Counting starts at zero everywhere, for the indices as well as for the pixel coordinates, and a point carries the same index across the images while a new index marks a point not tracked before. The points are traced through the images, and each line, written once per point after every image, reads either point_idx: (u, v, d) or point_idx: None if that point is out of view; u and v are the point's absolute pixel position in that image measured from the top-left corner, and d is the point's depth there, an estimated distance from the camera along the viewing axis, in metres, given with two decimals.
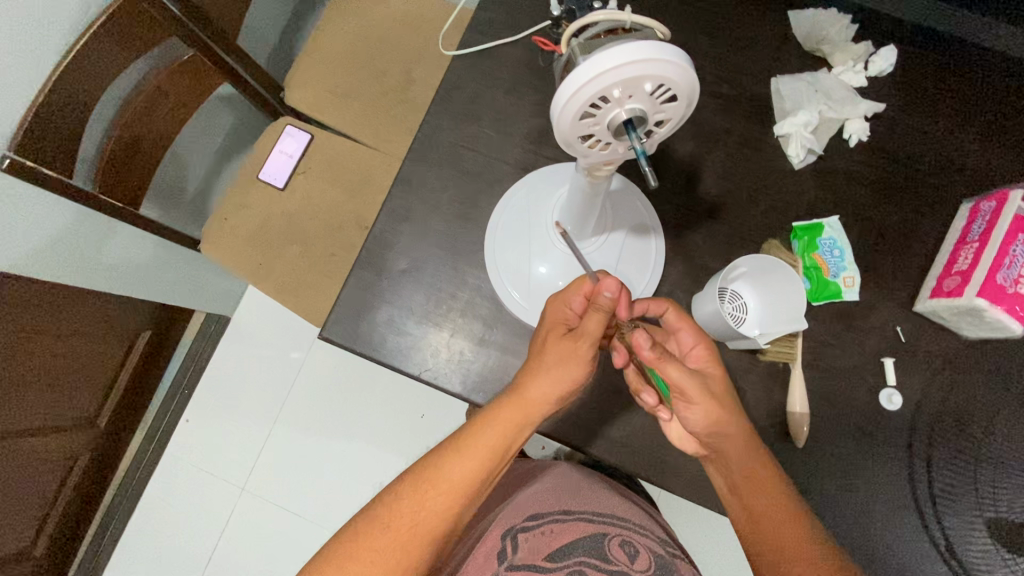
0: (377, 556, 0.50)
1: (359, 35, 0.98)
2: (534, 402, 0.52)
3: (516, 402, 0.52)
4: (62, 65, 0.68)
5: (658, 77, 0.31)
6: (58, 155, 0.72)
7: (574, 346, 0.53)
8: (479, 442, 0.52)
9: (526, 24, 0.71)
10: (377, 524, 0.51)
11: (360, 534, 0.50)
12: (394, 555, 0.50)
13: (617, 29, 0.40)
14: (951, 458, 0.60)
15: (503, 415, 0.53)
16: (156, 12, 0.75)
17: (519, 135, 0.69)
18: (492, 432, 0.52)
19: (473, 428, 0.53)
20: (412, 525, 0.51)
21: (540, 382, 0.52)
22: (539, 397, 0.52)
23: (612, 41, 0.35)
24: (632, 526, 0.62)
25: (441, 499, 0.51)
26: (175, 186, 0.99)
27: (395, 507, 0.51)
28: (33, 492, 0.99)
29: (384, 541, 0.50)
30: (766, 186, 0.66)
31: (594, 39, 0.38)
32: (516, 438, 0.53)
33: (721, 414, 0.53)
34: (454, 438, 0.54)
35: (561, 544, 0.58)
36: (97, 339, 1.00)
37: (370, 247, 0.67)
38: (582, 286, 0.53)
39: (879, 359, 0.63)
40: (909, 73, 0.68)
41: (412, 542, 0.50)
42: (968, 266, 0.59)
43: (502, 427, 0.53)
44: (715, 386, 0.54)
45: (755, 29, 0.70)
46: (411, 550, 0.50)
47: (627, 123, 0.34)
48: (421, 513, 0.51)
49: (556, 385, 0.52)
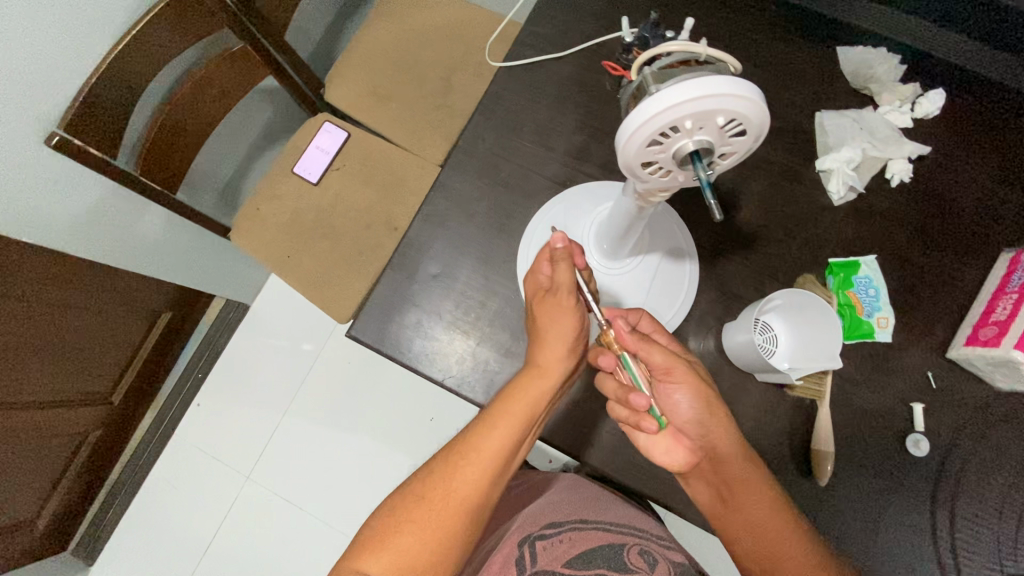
0: (414, 527, 0.51)
1: (403, 39, 0.99)
2: (551, 364, 0.54)
3: (536, 368, 0.54)
4: (116, 49, 0.69)
5: (733, 111, 0.32)
6: (104, 137, 0.73)
7: (561, 302, 0.54)
8: (507, 409, 0.53)
9: (574, 41, 0.72)
10: (413, 497, 0.52)
11: (397, 509, 0.52)
12: (430, 526, 0.51)
13: (691, 61, 0.40)
14: (975, 510, 0.59)
15: (528, 382, 0.54)
16: (212, 4, 0.76)
17: (560, 150, 0.69)
18: (518, 398, 0.53)
19: (500, 398, 0.54)
20: (447, 497, 0.52)
21: (552, 342, 0.54)
22: (555, 358, 0.54)
23: (687, 73, 0.36)
24: (651, 538, 0.60)
25: (474, 470, 0.52)
26: (210, 173, 1.00)
27: (430, 481, 0.53)
28: (42, 464, 1.00)
29: (420, 512, 0.51)
30: (804, 220, 0.66)
31: (666, 70, 0.39)
32: (542, 406, 0.54)
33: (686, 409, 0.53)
34: (483, 411, 0.55)
35: (580, 551, 0.57)
36: (118, 317, 1.01)
37: (403, 250, 0.67)
38: (541, 253, 0.54)
39: (909, 403, 0.62)
40: (956, 118, 0.67)
41: (447, 513, 0.51)
42: (1005, 317, 0.58)
43: (528, 393, 0.53)
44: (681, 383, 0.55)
45: (803, 62, 0.70)
46: (447, 522, 0.51)
47: (694, 153, 0.35)
48: (453, 485, 0.52)
49: (564, 340, 0.54)
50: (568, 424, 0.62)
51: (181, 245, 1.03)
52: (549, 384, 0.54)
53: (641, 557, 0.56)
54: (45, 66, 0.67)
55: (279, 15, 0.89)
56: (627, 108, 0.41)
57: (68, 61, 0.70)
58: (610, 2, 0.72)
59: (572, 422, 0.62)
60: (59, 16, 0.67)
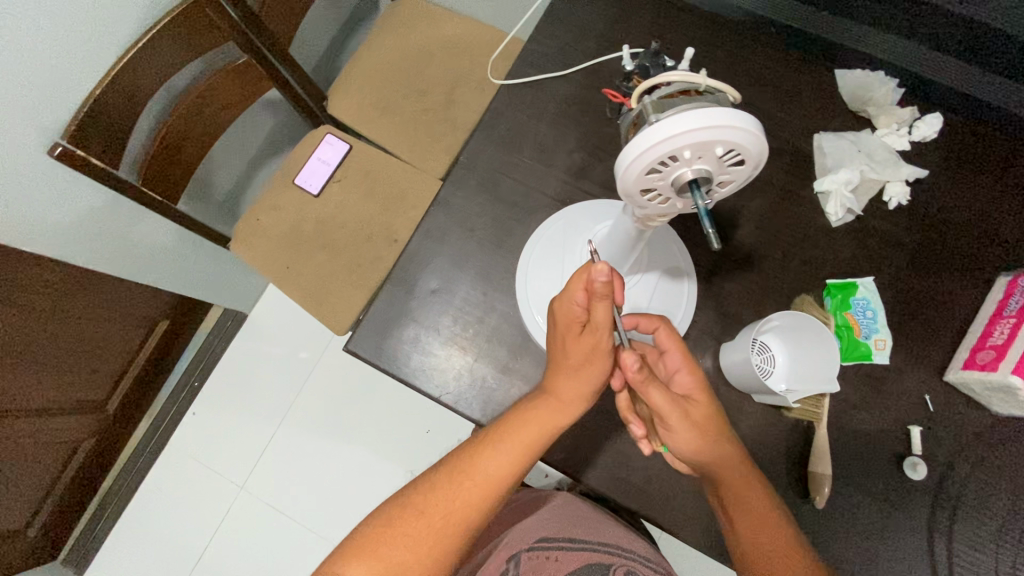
0: (409, 541, 0.50)
1: (407, 54, 1.00)
2: (568, 404, 0.52)
3: (552, 401, 0.52)
4: (120, 62, 0.69)
5: (733, 142, 0.32)
6: (108, 146, 0.73)
7: (593, 344, 0.50)
8: (518, 437, 0.52)
9: (576, 61, 0.72)
10: (411, 510, 0.51)
11: (392, 520, 0.51)
12: (426, 542, 0.50)
13: (689, 90, 0.41)
14: (974, 536, 0.58)
15: (544, 415, 0.52)
16: (218, 18, 0.76)
17: (560, 168, 0.70)
18: (531, 429, 0.52)
19: (513, 422, 0.52)
20: (447, 514, 0.51)
21: (570, 378, 0.52)
22: (574, 394, 0.52)
23: (685, 102, 0.36)
24: (640, 559, 0.61)
25: (476, 491, 0.51)
26: (211, 182, 1.00)
27: (430, 496, 0.52)
28: (36, 471, 1.00)
29: (416, 527, 0.51)
30: (802, 241, 0.66)
31: (666, 98, 0.39)
32: (553, 437, 0.53)
33: (706, 442, 0.52)
34: (490, 433, 0.53)
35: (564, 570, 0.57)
36: (116, 325, 1.01)
37: (403, 265, 0.67)
38: (579, 279, 0.47)
39: (906, 427, 0.62)
40: (953, 141, 0.68)
41: (444, 531, 0.51)
42: (1003, 341, 0.58)
43: (542, 425, 0.52)
44: (701, 411, 0.53)
45: (801, 84, 0.71)
46: (444, 539, 0.51)
47: (692, 182, 0.35)
48: (454, 503, 0.51)
49: (577, 377, 0.52)
50: (564, 442, 0.61)
51: (181, 253, 1.03)
52: (562, 423, 0.52)
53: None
54: (49, 74, 0.68)
55: (283, 28, 0.90)
56: (626, 135, 0.42)
57: (72, 68, 0.70)
58: (612, 22, 0.73)
59: (569, 440, 0.61)
60: (65, 26, 0.67)
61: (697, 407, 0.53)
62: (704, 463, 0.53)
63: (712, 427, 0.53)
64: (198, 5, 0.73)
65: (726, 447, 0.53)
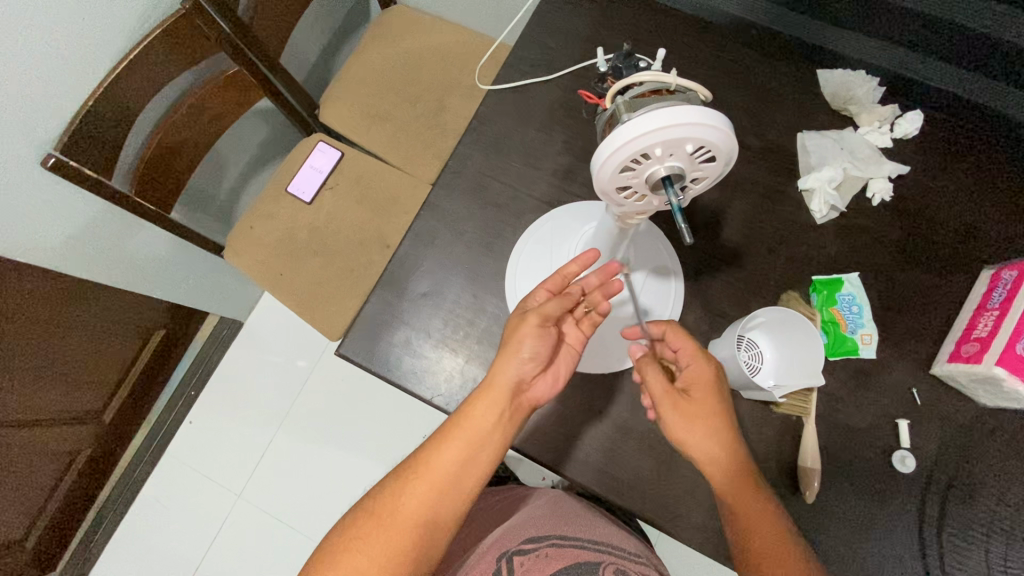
0: (361, 542, 0.51)
1: (397, 62, 1.01)
2: (502, 388, 0.55)
3: (488, 385, 0.55)
4: (113, 75, 0.70)
5: (704, 141, 0.33)
6: (101, 157, 0.74)
7: (541, 331, 0.56)
8: (459, 425, 0.54)
9: (561, 65, 0.73)
10: (366, 515, 0.53)
11: (349, 527, 0.53)
12: (378, 541, 0.51)
13: (662, 89, 0.42)
14: (964, 528, 0.59)
15: (480, 399, 0.55)
16: (208, 30, 0.77)
17: (547, 170, 0.71)
18: (472, 414, 0.54)
19: (457, 415, 0.55)
20: (396, 512, 0.52)
21: (508, 361, 0.55)
22: (511, 375, 0.55)
23: (657, 102, 0.37)
24: (627, 558, 0.61)
25: (423, 485, 0.53)
26: (205, 192, 1.01)
27: (382, 497, 0.54)
28: (31, 482, 0.99)
29: (368, 526, 0.52)
30: (787, 238, 0.67)
31: (640, 98, 0.40)
32: (495, 422, 0.55)
33: (693, 433, 0.54)
34: (438, 430, 0.56)
35: (554, 568, 0.56)
36: (111, 335, 1.02)
37: (394, 269, 0.68)
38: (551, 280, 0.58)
39: (894, 420, 0.62)
40: (933, 138, 0.69)
41: (395, 529, 0.51)
42: (987, 334, 0.58)
43: (481, 409, 0.54)
44: (698, 405, 0.55)
45: (784, 84, 0.72)
46: (395, 539, 0.51)
47: (666, 179, 0.36)
48: (402, 501, 0.53)
49: (515, 361, 0.55)
50: (555, 441, 0.62)
51: (175, 262, 1.04)
52: (498, 409, 0.55)
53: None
54: (40, 87, 0.69)
55: (274, 38, 0.91)
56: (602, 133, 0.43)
57: (62, 80, 0.71)
58: (597, 26, 0.74)
59: (560, 440, 0.62)
60: (56, 39, 0.68)
61: (697, 402, 0.55)
62: (694, 453, 0.55)
63: (705, 424, 0.55)
64: (188, 17, 0.74)
65: (718, 441, 0.54)
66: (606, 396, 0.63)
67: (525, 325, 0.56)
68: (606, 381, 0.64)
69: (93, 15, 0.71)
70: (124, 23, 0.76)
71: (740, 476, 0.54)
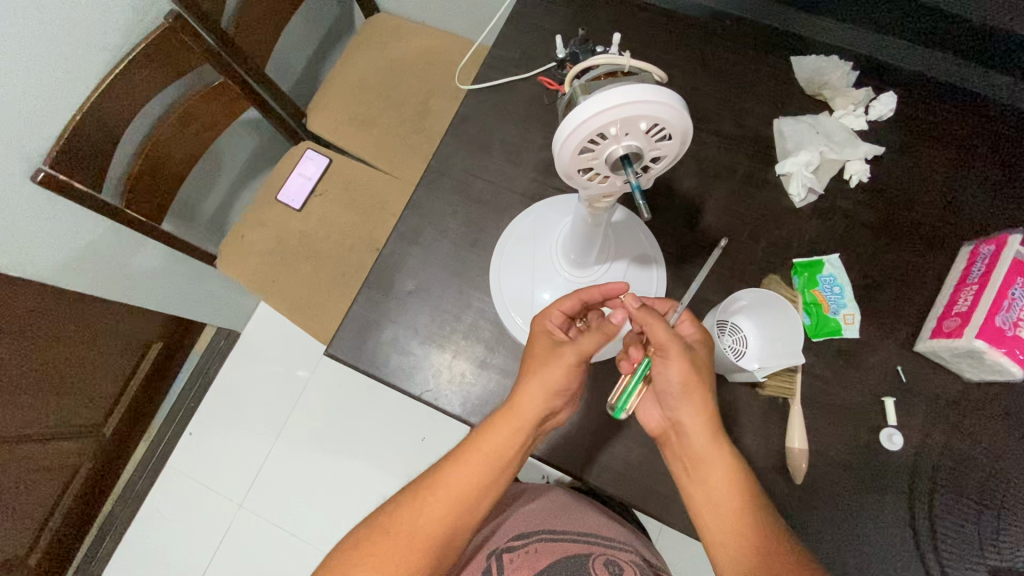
0: (376, 560, 0.52)
1: (381, 69, 1.03)
2: (530, 418, 0.54)
3: (511, 412, 0.54)
4: (99, 90, 0.72)
5: (653, 116, 0.38)
6: (90, 171, 0.76)
7: (567, 364, 0.55)
8: (478, 450, 0.54)
9: (538, 63, 0.75)
10: (379, 530, 0.53)
11: (362, 541, 0.53)
12: (394, 559, 0.52)
13: (617, 72, 0.47)
14: (954, 503, 0.59)
15: (505, 427, 0.54)
16: (191, 42, 0.79)
17: (528, 166, 0.72)
18: (495, 442, 0.54)
19: (476, 441, 0.55)
20: (412, 531, 0.52)
21: (541, 398, 0.54)
22: (542, 410, 0.54)
23: (609, 83, 0.43)
24: (616, 546, 0.62)
25: (439, 507, 0.53)
26: (195, 204, 1.03)
27: (396, 514, 0.54)
28: (33, 497, 1.00)
29: (383, 546, 0.52)
30: (767, 223, 0.68)
31: (594, 81, 0.46)
32: (514, 450, 0.54)
33: (693, 381, 0.53)
34: (454, 450, 0.56)
35: (542, 564, 0.58)
36: (108, 349, 1.02)
37: (380, 268, 0.69)
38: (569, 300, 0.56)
39: (880, 399, 0.62)
40: (908, 119, 0.70)
41: (410, 548, 0.52)
42: (967, 308, 0.59)
43: (501, 436, 0.54)
44: (701, 359, 0.54)
45: (757, 72, 0.73)
46: (410, 555, 0.52)
47: (624, 158, 0.41)
48: (417, 520, 0.53)
49: (547, 396, 0.54)
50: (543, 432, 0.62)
51: (165, 271, 1.05)
52: (524, 436, 0.54)
53: (606, 568, 0.57)
54: (23, 100, 0.70)
55: (259, 48, 0.92)
56: (565, 113, 0.48)
57: (46, 94, 0.72)
58: (571, 22, 0.76)
59: (547, 430, 0.62)
60: (41, 55, 0.70)
61: (698, 354, 0.55)
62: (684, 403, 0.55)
63: (705, 378, 0.54)
64: (171, 30, 0.76)
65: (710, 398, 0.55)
66: (594, 385, 0.64)
67: (560, 364, 0.55)
68: (592, 371, 0.64)
69: (75, 30, 0.73)
70: (108, 38, 0.78)
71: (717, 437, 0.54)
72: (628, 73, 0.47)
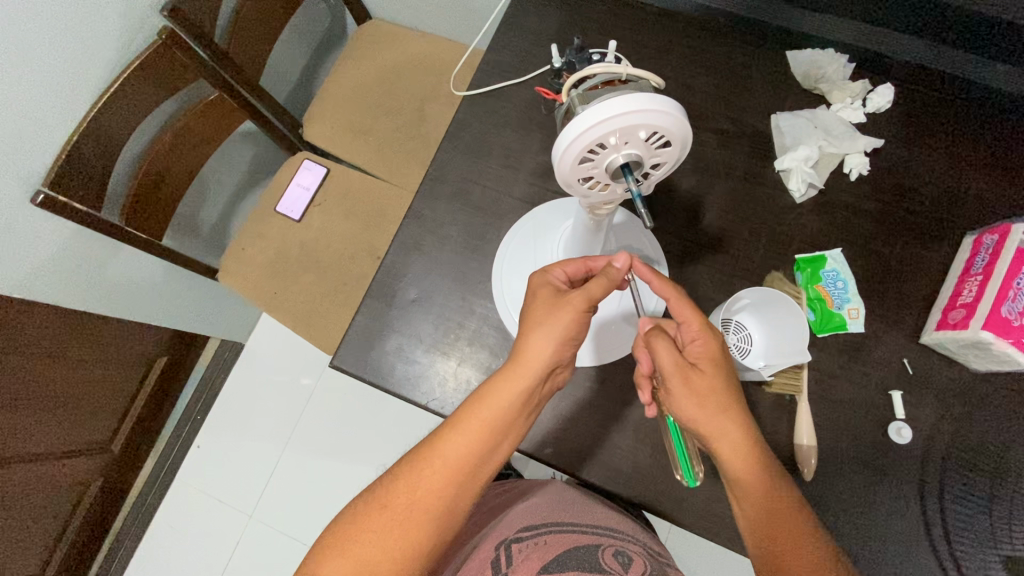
0: (375, 535, 0.50)
1: (375, 76, 1.03)
2: (529, 367, 0.52)
3: (514, 368, 0.52)
4: (94, 110, 0.72)
5: (652, 124, 0.38)
6: (88, 191, 0.76)
7: (573, 312, 0.52)
8: (480, 414, 0.52)
9: (532, 67, 0.74)
10: (376, 507, 0.51)
11: (359, 516, 0.51)
12: (392, 534, 0.50)
13: (614, 80, 0.47)
14: (965, 494, 0.59)
15: (506, 384, 0.52)
16: (185, 58, 0.79)
17: (526, 170, 0.71)
18: (496, 401, 0.52)
19: (476, 404, 0.52)
20: (410, 503, 0.51)
21: (541, 344, 0.52)
22: (540, 359, 0.52)
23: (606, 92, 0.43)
24: (623, 539, 0.61)
25: (438, 477, 0.51)
26: (192, 218, 1.02)
27: (394, 489, 0.52)
28: (44, 516, 1.00)
29: (380, 521, 0.51)
30: (768, 220, 0.68)
31: (591, 89, 0.46)
32: (513, 409, 0.52)
33: (707, 413, 0.52)
34: (454, 415, 0.53)
35: (553, 553, 0.55)
36: (114, 366, 1.02)
37: (382, 278, 0.69)
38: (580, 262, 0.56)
39: (888, 392, 0.62)
40: (906, 110, 0.69)
41: (409, 522, 0.50)
42: (972, 298, 0.59)
43: (506, 398, 0.52)
44: (710, 381, 0.52)
45: (754, 68, 0.72)
46: (409, 530, 0.50)
47: (624, 166, 0.42)
48: (416, 493, 0.51)
49: (554, 345, 0.52)
50: (551, 437, 0.62)
51: (166, 286, 1.04)
52: (524, 390, 0.52)
53: (616, 555, 0.56)
54: (19, 124, 0.70)
55: (252, 59, 0.92)
56: (562, 122, 0.48)
57: (40, 116, 0.72)
58: (563, 25, 0.75)
59: (555, 435, 0.62)
60: (34, 77, 0.70)
61: (703, 378, 0.52)
62: (704, 432, 0.52)
63: (720, 399, 0.52)
64: (165, 46, 0.76)
65: (722, 420, 0.52)
66: (600, 389, 0.64)
67: (565, 310, 0.52)
68: (597, 374, 0.64)
69: (68, 52, 0.73)
70: (100, 58, 0.78)
71: (746, 456, 0.51)
72: (624, 80, 0.47)
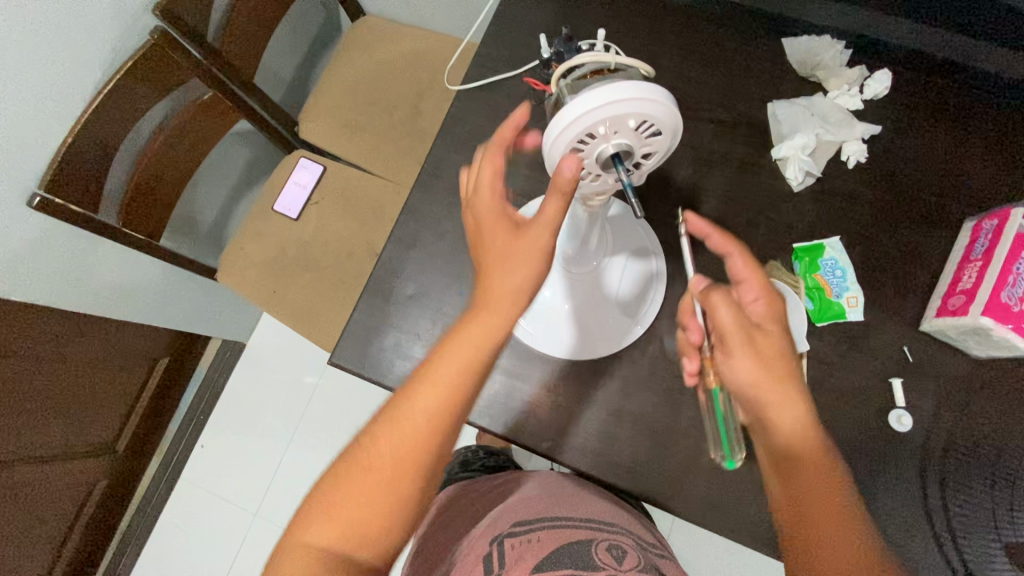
0: (361, 494, 0.46)
1: (370, 73, 1.02)
2: (501, 296, 0.47)
3: (483, 301, 0.48)
4: (89, 111, 0.72)
5: (640, 113, 0.38)
6: (85, 192, 0.76)
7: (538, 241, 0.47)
8: (455, 351, 0.47)
9: (526, 60, 0.74)
10: (356, 467, 0.47)
11: (338, 477, 0.47)
12: (380, 488, 0.46)
13: (603, 69, 0.47)
14: (965, 481, 0.59)
15: (480, 318, 0.48)
16: (178, 57, 0.79)
17: (521, 164, 0.71)
18: (469, 338, 0.47)
19: (452, 344, 0.47)
20: (395, 457, 0.46)
21: (507, 273, 0.47)
22: (510, 286, 0.47)
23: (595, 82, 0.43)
24: (618, 533, 0.60)
25: (421, 423, 0.46)
26: (190, 218, 1.02)
27: (373, 445, 0.47)
28: (52, 516, 1.01)
29: (365, 480, 0.46)
30: (765, 209, 0.67)
31: (581, 79, 0.46)
32: (489, 341, 0.48)
33: (765, 375, 0.51)
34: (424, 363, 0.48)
35: (544, 549, 0.54)
36: (116, 367, 1.03)
37: (379, 275, 0.68)
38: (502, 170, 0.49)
39: (887, 380, 0.62)
40: (904, 96, 0.69)
41: (396, 475, 0.46)
42: (972, 284, 0.58)
43: (480, 332, 0.47)
44: (772, 344, 0.52)
45: (749, 56, 0.72)
46: (397, 483, 0.46)
47: (614, 156, 0.42)
48: (400, 445, 0.46)
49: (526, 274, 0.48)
50: (550, 430, 0.62)
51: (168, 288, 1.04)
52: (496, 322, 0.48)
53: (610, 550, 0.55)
54: (15, 127, 0.70)
55: (247, 58, 0.92)
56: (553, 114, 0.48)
57: (35, 119, 0.73)
58: (557, 16, 0.75)
59: (554, 428, 0.62)
60: (29, 80, 0.71)
61: (764, 341, 0.51)
62: (762, 397, 0.51)
63: (779, 365, 0.52)
64: (159, 47, 0.76)
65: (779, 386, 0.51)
66: (599, 382, 0.63)
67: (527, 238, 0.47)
68: (596, 367, 0.64)
69: (61, 54, 0.73)
70: (94, 59, 0.78)
71: (797, 425, 0.51)
72: (614, 69, 0.47)
